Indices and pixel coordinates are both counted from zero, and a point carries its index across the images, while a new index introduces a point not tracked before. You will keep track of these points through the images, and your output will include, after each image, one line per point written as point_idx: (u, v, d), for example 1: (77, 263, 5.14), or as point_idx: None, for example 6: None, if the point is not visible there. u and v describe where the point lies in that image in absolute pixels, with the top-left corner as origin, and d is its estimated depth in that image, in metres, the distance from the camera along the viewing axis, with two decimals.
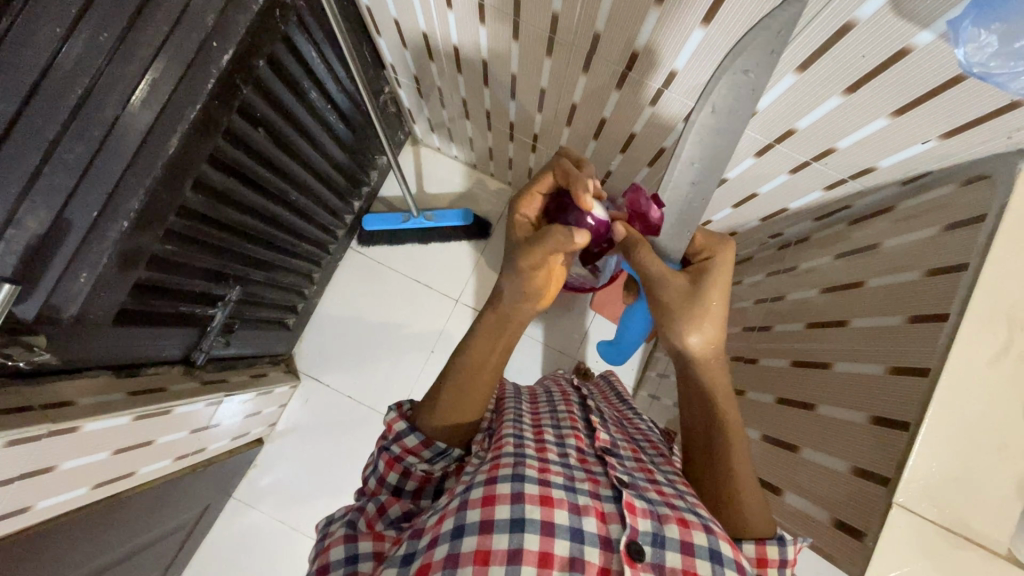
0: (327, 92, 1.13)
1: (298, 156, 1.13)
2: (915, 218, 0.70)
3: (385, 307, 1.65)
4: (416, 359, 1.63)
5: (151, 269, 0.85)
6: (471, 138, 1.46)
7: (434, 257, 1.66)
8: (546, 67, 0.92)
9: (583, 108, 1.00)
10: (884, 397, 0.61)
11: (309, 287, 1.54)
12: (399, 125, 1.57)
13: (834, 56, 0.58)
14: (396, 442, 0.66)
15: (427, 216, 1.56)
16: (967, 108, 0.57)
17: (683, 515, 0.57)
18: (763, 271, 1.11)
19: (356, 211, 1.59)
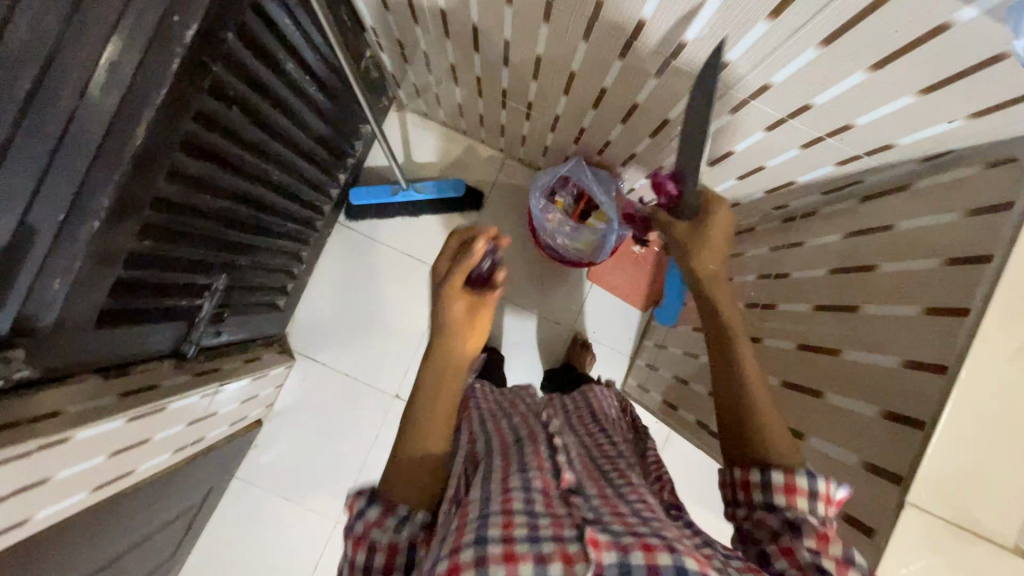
0: (305, 62, 1.04)
1: (276, 137, 1.06)
2: (932, 199, 0.67)
3: (378, 283, 1.61)
4: (412, 334, 1.61)
5: (130, 267, 0.80)
6: (460, 104, 1.39)
7: (426, 231, 1.62)
8: (542, 33, 0.85)
9: (582, 76, 0.93)
10: (897, 392, 0.61)
11: (299, 266, 1.49)
12: (383, 91, 1.48)
13: (866, 29, 0.54)
14: (357, 520, 0.57)
15: (417, 188, 1.51)
16: (1003, 88, 0.53)
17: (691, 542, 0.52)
18: (766, 244, 1.09)
19: (343, 184, 1.51)
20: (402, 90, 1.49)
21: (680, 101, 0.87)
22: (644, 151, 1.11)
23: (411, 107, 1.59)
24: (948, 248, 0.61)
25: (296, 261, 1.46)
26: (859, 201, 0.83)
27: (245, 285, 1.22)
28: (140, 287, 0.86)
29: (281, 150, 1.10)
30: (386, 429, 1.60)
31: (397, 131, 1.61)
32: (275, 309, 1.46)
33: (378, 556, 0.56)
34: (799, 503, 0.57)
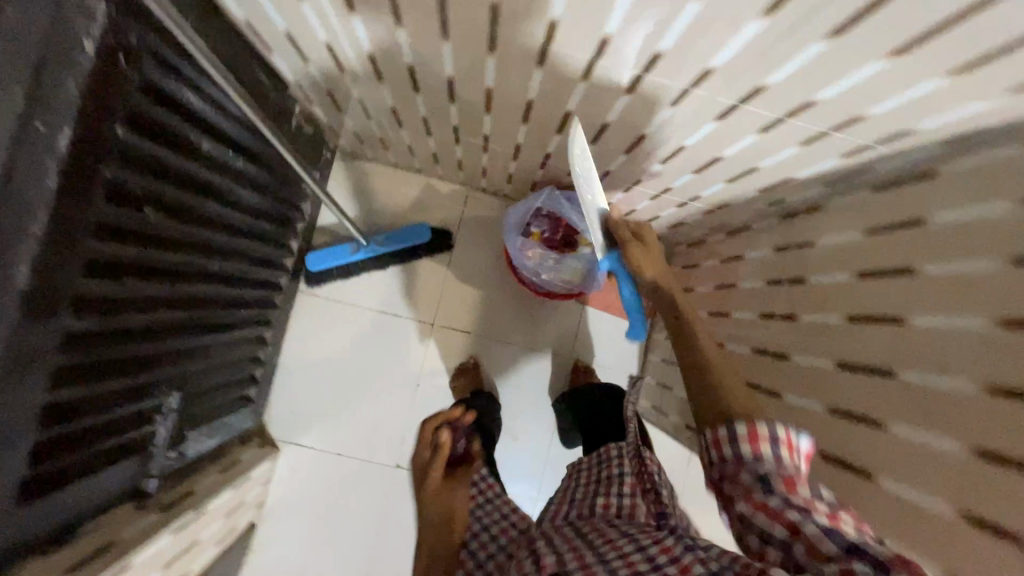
0: (227, 137, 0.91)
1: (209, 226, 0.92)
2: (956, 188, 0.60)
3: (355, 349, 1.47)
4: (403, 397, 1.48)
5: (45, 424, 0.66)
6: (409, 145, 1.27)
7: (397, 283, 1.49)
8: (489, 65, 0.75)
9: (541, 103, 0.83)
10: (985, 427, 0.52)
11: (265, 348, 1.35)
12: (323, 143, 1.36)
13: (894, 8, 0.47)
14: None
15: (378, 241, 1.38)
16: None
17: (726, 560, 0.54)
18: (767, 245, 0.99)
19: (298, 250, 1.38)
20: (344, 138, 1.36)
21: (656, 111, 0.77)
22: (619, 167, 1.02)
23: (357, 153, 1.46)
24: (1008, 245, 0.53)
25: (261, 343, 1.32)
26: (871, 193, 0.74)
27: (204, 389, 1.07)
28: (81, 439, 0.75)
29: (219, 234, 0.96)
30: (391, 506, 1.46)
31: (348, 181, 1.48)
32: (246, 403, 1.31)
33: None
34: (764, 450, 0.61)
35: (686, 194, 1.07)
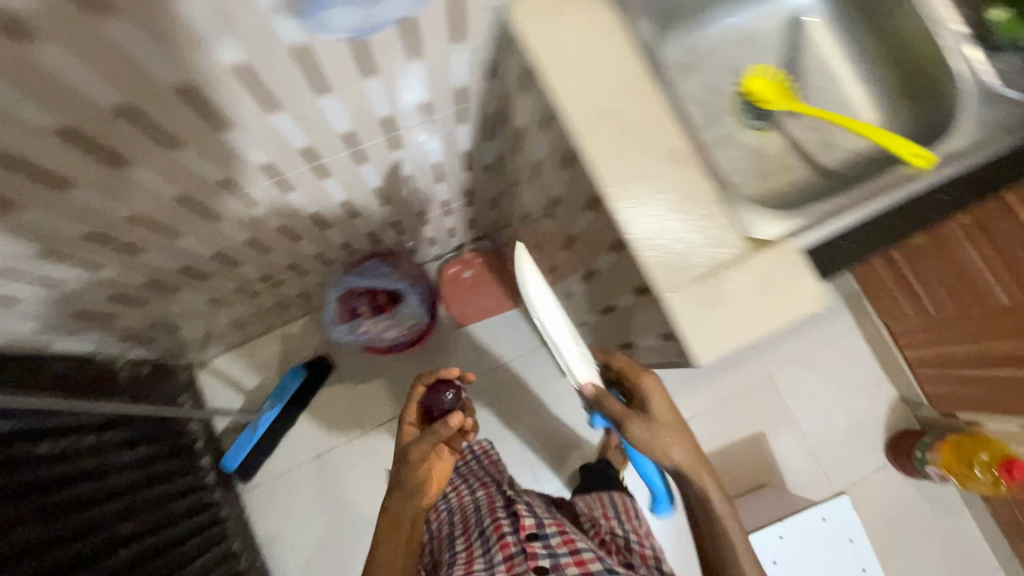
0: (73, 426, 1.01)
1: (98, 506, 0.99)
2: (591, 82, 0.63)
3: (320, 500, 1.52)
4: (383, 508, 1.52)
5: None
6: (237, 319, 1.37)
7: (313, 424, 1.55)
8: (228, 226, 0.89)
9: (301, 223, 1.00)
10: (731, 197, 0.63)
11: (239, 558, 1.37)
12: (170, 370, 1.42)
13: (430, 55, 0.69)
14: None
15: (267, 407, 1.47)
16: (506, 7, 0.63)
17: (580, 558, 0.75)
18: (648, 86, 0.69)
19: (210, 464, 1.42)
20: (188, 354, 1.45)
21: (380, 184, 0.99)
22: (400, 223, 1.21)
23: (210, 357, 1.54)
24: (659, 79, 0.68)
25: (232, 557, 1.35)
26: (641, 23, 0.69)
27: None
28: None
29: (118, 528, 1.01)
30: None
31: (217, 382, 1.55)
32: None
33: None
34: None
35: (466, 215, 1.37)
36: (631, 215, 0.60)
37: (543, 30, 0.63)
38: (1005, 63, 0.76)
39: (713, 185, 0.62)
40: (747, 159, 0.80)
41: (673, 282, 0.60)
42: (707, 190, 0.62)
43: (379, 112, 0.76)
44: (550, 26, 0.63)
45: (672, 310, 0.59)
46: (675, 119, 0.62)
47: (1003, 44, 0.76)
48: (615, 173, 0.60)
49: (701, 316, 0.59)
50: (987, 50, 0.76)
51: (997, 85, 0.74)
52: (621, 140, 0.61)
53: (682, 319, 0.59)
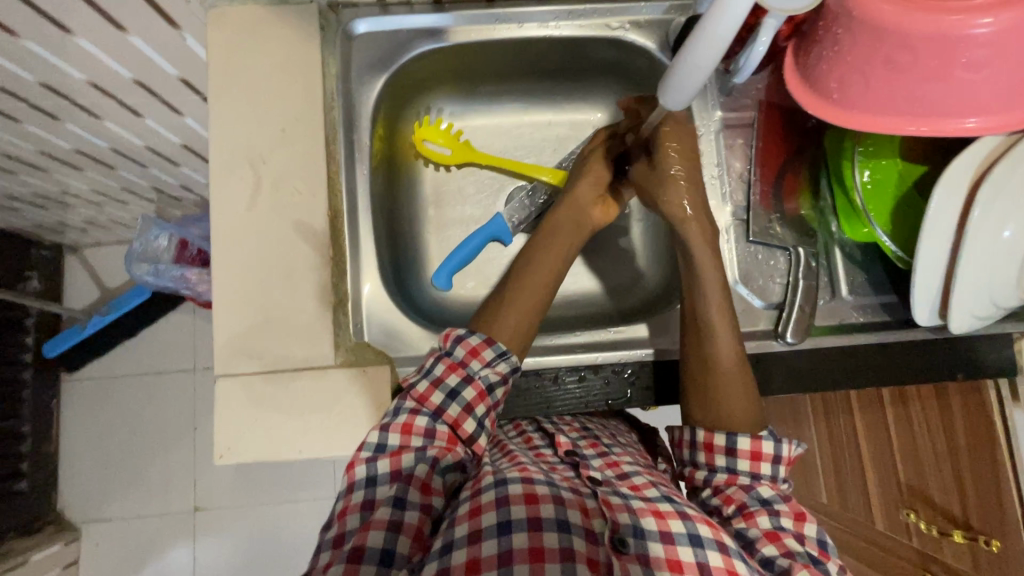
0: None
1: None
2: (250, 121, 0.56)
3: (125, 417, 1.33)
4: (184, 448, 1.32)
5: None
6: (104, 219, 1.23)
7: (154, 339, 1.36)
8: (13, 134, 0.82)
9: (106, 152, 0.93)
10: (341, 307, 0.56)
11: (19, 447, 1.23)
12: (31, 242, 1.27)
13: (155, 30, 0.61)
14: (459, 344, 0.50)
15: (104, 310, 1.27)
16: (239, 13, 0.57)
17: (657, 504, 0.46)
18: (375, 147, 0.62)
19: (37, 348, 1.26)
20: (55, 236, 1.29)
21: (188, 143, 0.94)
22: None
23: (83, 244, 1.37)
24: (357, 138, 0.60)
25: (13, 439, 1.22)
26: (362, 70, 0.61)
27: None
28: None
29: None
30: (205, 547, 1.29)
31: (82, 270, 1.38)
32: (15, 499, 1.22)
33: (470, 392, 0.49)
34: (762, 471, 0.50)
35: None
36: (222, 278, 0.54)
37: (227, 48, 0.57)
38: (781, 268, 0.61)
39: (331, 277, 0.55)
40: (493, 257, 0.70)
41: (233, 366, 0.53)
42: (316, 281, 0.54)
43: (124, 74, 0.70)
44: (243, 41, 0.57)
45: (314, 392, 0.53)
46: (322, 191, 0.55)
47: (791, 245, 0.59)
48: (228, 228, 0.54)
49: (275, 421, 0.52)
50: (766, 247, 0.61)
51: (754, 297, 0.60)
52: (255, 192, 0.55)
53: (234, 410, 0.52)
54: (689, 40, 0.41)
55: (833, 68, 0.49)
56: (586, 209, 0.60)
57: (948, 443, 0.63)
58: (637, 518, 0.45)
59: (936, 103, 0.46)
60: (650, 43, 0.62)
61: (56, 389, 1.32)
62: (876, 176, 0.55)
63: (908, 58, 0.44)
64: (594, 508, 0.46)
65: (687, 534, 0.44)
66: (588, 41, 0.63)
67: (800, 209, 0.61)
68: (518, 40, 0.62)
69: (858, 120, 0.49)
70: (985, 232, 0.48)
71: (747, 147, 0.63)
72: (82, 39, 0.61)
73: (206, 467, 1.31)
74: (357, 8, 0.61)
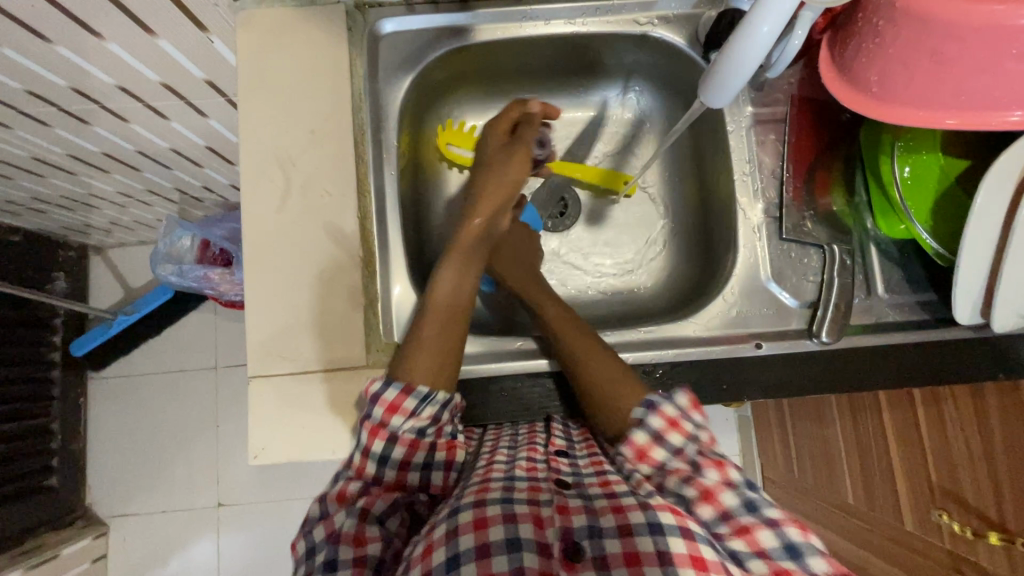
0: None
1: None
2: (280, 122, 0.56)
3: (150, 415, 1.36)
4: (207, 445, 1.34)
5: None
6: (128, 220, 1.25)
7: (177, 338, 1.38)
8: (43, 137, 0.83)
9: (133, 155, 0.94)
10: (371, 310, 0.56)
11: (49, 444, 1.25)
12: (57, 243, 1.29)
13: (183, 33, 0.62)
14: (375, 404, 0.48)
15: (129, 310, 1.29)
16: (268, 14, 0.57)
17: (619, 499, 0.44)
18: (401, 147, 0.62)
19: (64, 346, 1.29)
20: (81, 237, 1.31)
21: (211, 144, 0.94)
22: None
23: (107, 244, 1.39)
24: (384, 139, 0.60)
25: (43, 435, 1.25)
26: (389, 70, 0.61)
27: None
28: None
29: None
30: (229, 543, 1.31)
31: (106, 270, 1.40)
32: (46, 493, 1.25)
33: (399, 449, 0.47)
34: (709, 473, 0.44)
35: None
36: (253, 280, 0.54)
37: (256, 50, 0.57)
38: (815, 266, 0.59)
39: (361, 279, 0.55)
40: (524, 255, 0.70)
41: (265, 368, 0.53)
42: (345, 283, 0.54)
43: (151, 77, 0.70)
44: (271, 41, 0.57)
45: (345, 393, 0.53)
46: (351, 193, 0.55)
47: (825, 242, 0.58)
48: (258, 230, 0.55)
49: (307, 422, 0.52)
50: (799, 245, 0.59)
51: (787, 296, 0.59)
52: (285, 193, 0.55)
53: (267, 412, 0.53)
54: (736, 31, 0.41)
55: (873, 61, 0.48)
56: (497, 218, 0.61)
57: (982, 441, 0.62)
58: (593, 518, 0.43)
59: (982, 96, 0.45)
60: (679, 38, 0.61)
61: (83, 387, 1.35)
62: (916, 172, 0.54)
63: (955, 49, 0.43)
64: (549, 517, 0.43)
65: (648, 522, 0.41)
66: (615, 37, 0.62)
67: (834, 206, 0.60)
68: (544, 37, 0.61)
69: (902, 113, 0.48)
70: None
71: (779, 143, 0.61)
72: (111, 43, 0.62)
73: (229, 464, 1.33)
74: (383, 7, 0.60)
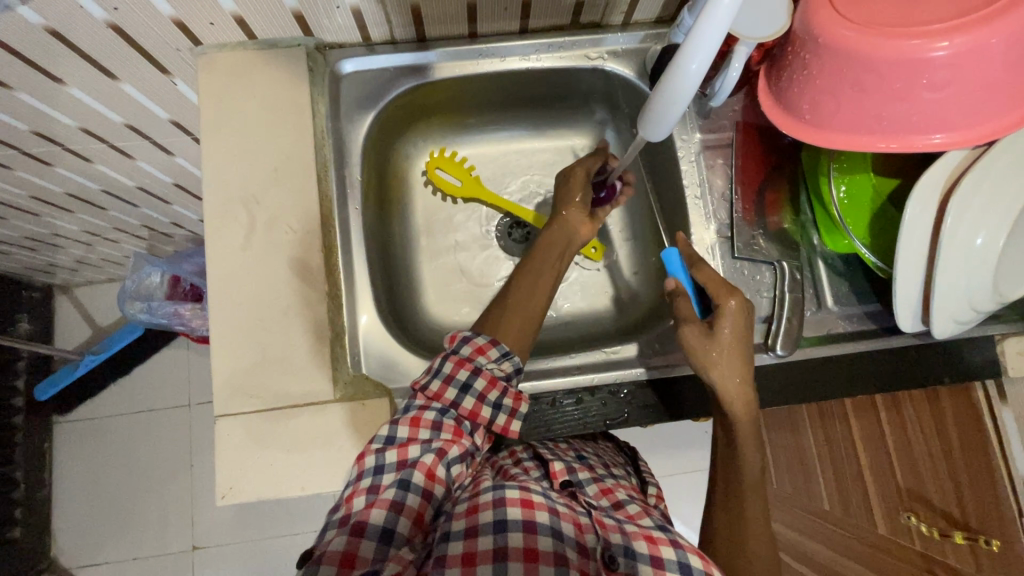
0: None
1: None
2: (242, 162, 0.57)
3: (120, 457, 1.31)
4: (181, 486, 1.30)
5: None
6: (95, 258, 1.23)
7: (148, 376, 1.34)
8: (4, 180, 0.82)
9: (99, 194, 0.93)
10: (338, 343, 0.56)
11: (12, 494, 1.20)
12: (20, 284, 1.26)
13: (145, 76, 0.63)
14: (466, 344, 0.50)
15: (96, 349, 1.26)
16: (230, 57, 0.59)
17: (650, 531, 0.45)
18: (366, 182, 0.63)
19: (28, 391, 1.25)
20: (45, 277, 1.28)
21: (179, 181, 0.95)
22: None
23: (73, 283, 1.36)
24: (347, 176, 0.61)
25: (6, 485, 1.20)
26: (351, 108, 0.63)
27: None
28: None
29: None
30: None
31: (72, 309, 1.37)
32: (9, 546, 1.19)
33: (481, 382, 0.49)
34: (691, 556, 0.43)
35: None
36: (219, 318, 0.55)
37: (219, 90, 0.58)
38: (767, 282, 0.62)
39: (327, 314, 0.55)
40: (481, 286, 0.70)
41: (234, 406, 0.53)
42: (314, 319, 0.55)
43: (115, 118, 0.71)
44: (235, 83, 0.58)
45: (314, 428, 0.53)
46: (316, 228, 0.56)
47: (775, 259, 0.61)
48: (224, 268, 0.55)
49: (275, 460, 0.52)
50: (751, 262, 0.62)
51: None
52: (249, 232, 0.56)
53: (236, 450, 0.52)
54: (670, 67, 0.43)
55: (805, 91, 0.51)
56: (575, 221, 0.63)
57: (941, 443, 0.65)
58: (628, 540, 0.44)
59: (902, 121, 0.48)
60: (629, 70, 0.64)
61: (48, 432, 1.30)
62: (851, 191, 0.57)
63: (873, 80, 0.46)
64: (587, 524, 0.45)
65: (677, 561, 0.43)
66: (568, 70, 0.65)
67: (783, 223, 0.63)
68: (502, 72, 0.64)
69: (833, 138, 0.51)
70: (958, 242, 0.50)
71: (727, 166, 0.65)
72: (74, 88, 0.62)
73: (204, 505, 1.29)
74: (343, 48, 0.62)
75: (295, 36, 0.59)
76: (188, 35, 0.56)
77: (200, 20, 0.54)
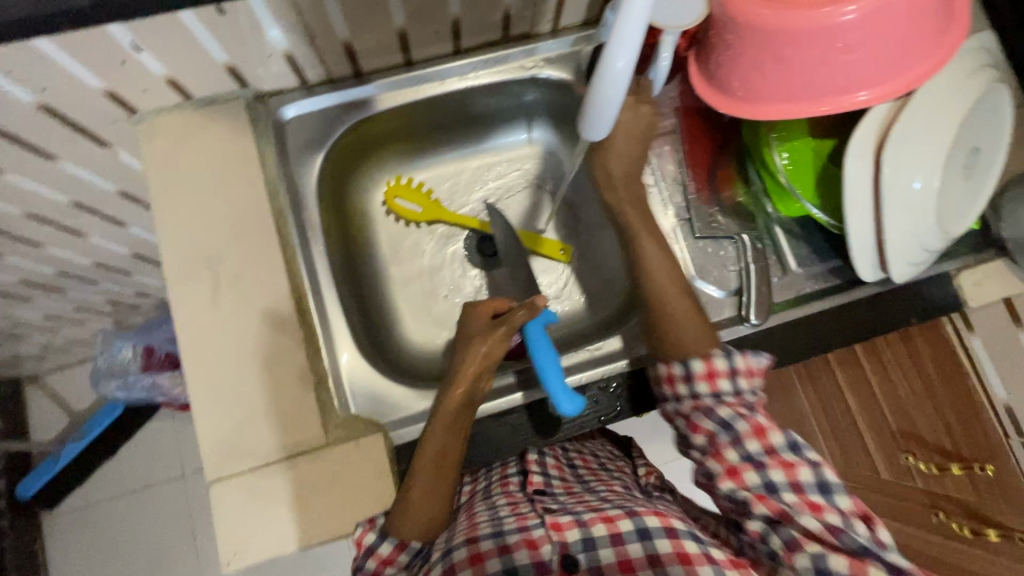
0: None
1: None
2: (199, 222, 0.57)
3: (117, 542, 1.26)
4: (187, 560, 1.26)
5: None
6: (60, 343, 1.19)
7: (135, 454, 1.30)
8: None
9: (54, 278, 0.91)
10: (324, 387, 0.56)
11: None
12: None
13: (84, 151, 0.62)
14: (369, 558, 0.50)
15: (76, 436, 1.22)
16: (170, 120, 0.59)
17: (605, 513, 0.51)
18: (329, 221, 0.64)
19: (8, 491, 1.19)
20: (11, 370, 1.24)
21: (137, 250, 0.92)
22: None
23: (42, 372, 1.31)
24: (307, 219, 0.61)
25: None
26: (299, 152, 0.63)
27: None
28: None
29: None
30: None
31: (45, 398, 1.32)
32: None
33: None
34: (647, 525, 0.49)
35: None
36: (198, 384, 0.54)
37: (165, 156, 0.58)
38: (732, 256, 0.64)
39: (308, 358, 0.55)
40: (460, 308, 0.70)
41: (226, 468, 0.52)
42: (294, 366, 0.54)
43: (60, 198, 0.69)
44: (179, 145, 0.58)
45: (311, 476, 0.52)
46: (282, 275, 0.56)
47: (735, 233, 0.63)
48: (196, 330, 0.55)
49: (276, 515, 0.51)
50: (712, 240, 0.64)
51: (713, 289, 0.63)
52: (216, 290, 0.55)
53: (234, 514, 0.51)
54: (599, 71, 0.45)
55: (733, 71, 0.53)
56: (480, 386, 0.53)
57: (922, 375, 0.68)
58: (584, 531, 0.49)
59: (827, 85, 0.50)
60: (566, 74, 0.66)
61: (37, 529, 1.24)
62: (794, 158, 0.59)
63: (791, 51, 0.49)
64: (541, 536, 0.49)
65: (634, 530, 0.49)
66: (507, 84, 0.66)
67: (736, 198, 0.66)
68: (443, 95, 0.65)
69: (765, 110, 0.53)
70: (899, 189, 0.52)
71: (675, 152, 0.67)
72: (12, 174, 0.61)
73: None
74: (283, 95, 0.63)
75: (233, 90, 0.59)
76: (124, 105, 0.56)
77: (133, 87, 0.54)
